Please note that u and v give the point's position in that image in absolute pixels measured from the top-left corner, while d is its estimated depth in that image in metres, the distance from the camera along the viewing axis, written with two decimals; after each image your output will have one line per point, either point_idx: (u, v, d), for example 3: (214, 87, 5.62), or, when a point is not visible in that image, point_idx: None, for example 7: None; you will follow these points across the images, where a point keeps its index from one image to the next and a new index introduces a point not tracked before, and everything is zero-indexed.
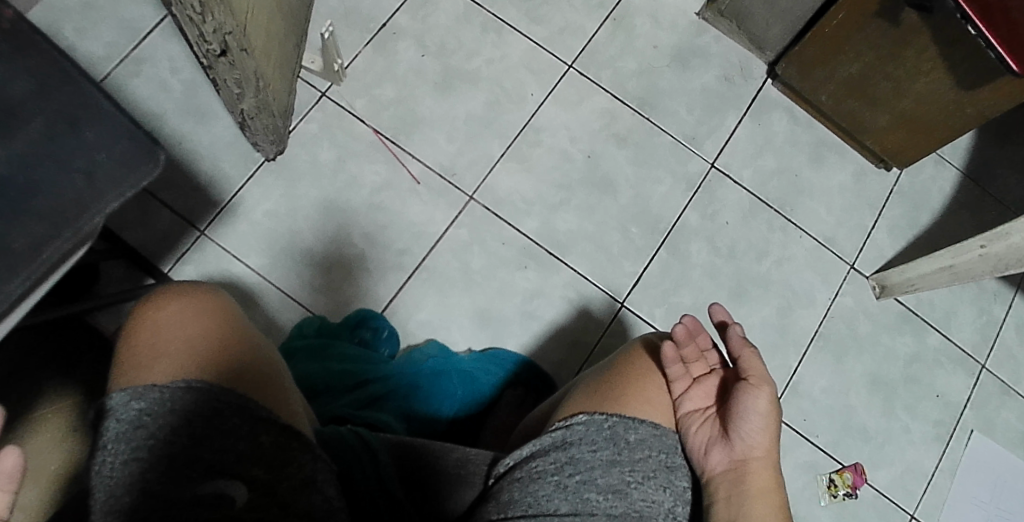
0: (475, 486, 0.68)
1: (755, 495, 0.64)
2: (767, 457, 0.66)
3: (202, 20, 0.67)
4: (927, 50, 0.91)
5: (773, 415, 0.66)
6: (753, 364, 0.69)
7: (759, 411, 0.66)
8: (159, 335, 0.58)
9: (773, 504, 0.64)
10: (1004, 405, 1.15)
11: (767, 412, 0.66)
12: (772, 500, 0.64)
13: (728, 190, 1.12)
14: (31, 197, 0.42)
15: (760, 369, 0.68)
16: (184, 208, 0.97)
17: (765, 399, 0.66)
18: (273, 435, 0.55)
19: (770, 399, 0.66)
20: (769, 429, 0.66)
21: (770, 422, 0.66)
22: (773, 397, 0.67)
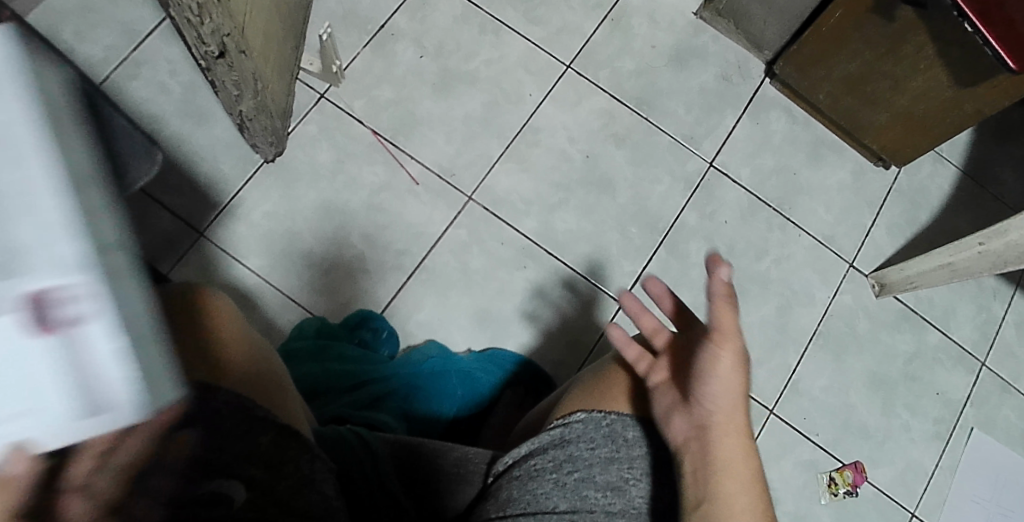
0: (475, 485, 0.68)
1: (725, 466, 0.60)
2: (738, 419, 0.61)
3: (200, 22, 0.67)
4: (923, 48, 0.92)
5: (738, 369, 0.61)
6: (724, 312, 0.60)
7: (721, 371, 0.60)
8: (224, 331, 0.58)
9: (746, 475, 0.60)
10: (1004, 403, 1.15)
11: (731, 368, 0.61)
12: (745, 469, 0.60)
13: (727, 189, 1.12)
14: (117, 157, 0.44)
15: (731, 320, 0.60)
16: (184, 210, 0.97)
17: (729, 357, 0.60)
18: (270, 434, 0.56)
19: (732, 357, 0.60)
20: (735, 389, 0.61)
21: (736, 380, 0.61)
22: (738, 352, 0.60)
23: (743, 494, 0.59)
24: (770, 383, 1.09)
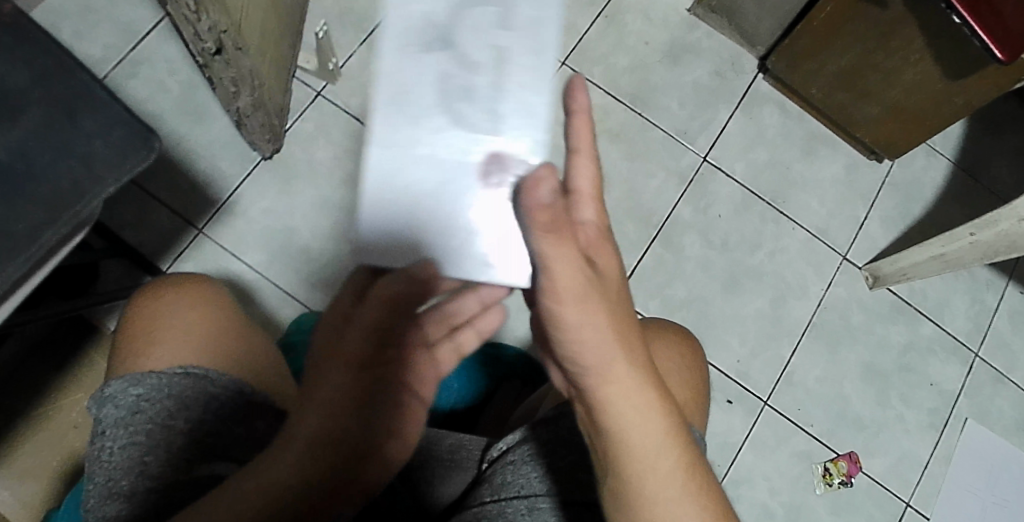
0: (469, 471, 0.69)
1: (620, 432, 0.51)
2: (625, 367, 0.51)
3: (197, 18, 0.68)
4: (913, 41, 0.93)
5: (596, 312, 0.50)
6: (547, 247, 0.49)
7: (575, 325, 0.50)
8: (218, 323, 0.63)
9: (651, 431, 0.51)
10: (998, 394, 1.16)
11: (589, 314, 0.50)
12: (650, 424, 0.51)
13: (721, 183, 1.13)
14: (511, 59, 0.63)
15: (561, 253, 0.49)
16: (183, 207, 0.99)
17: (574, 305, 0.50)
18: (268, 420, 0.59)
19: (581, 302, 0.49)
20: (607, 333, 0.50)
21: (602, 326, 0.50)
22: (582, 295, 0.49)
23: (655, 457, 0.51)
24: (764, 375, 1.10)
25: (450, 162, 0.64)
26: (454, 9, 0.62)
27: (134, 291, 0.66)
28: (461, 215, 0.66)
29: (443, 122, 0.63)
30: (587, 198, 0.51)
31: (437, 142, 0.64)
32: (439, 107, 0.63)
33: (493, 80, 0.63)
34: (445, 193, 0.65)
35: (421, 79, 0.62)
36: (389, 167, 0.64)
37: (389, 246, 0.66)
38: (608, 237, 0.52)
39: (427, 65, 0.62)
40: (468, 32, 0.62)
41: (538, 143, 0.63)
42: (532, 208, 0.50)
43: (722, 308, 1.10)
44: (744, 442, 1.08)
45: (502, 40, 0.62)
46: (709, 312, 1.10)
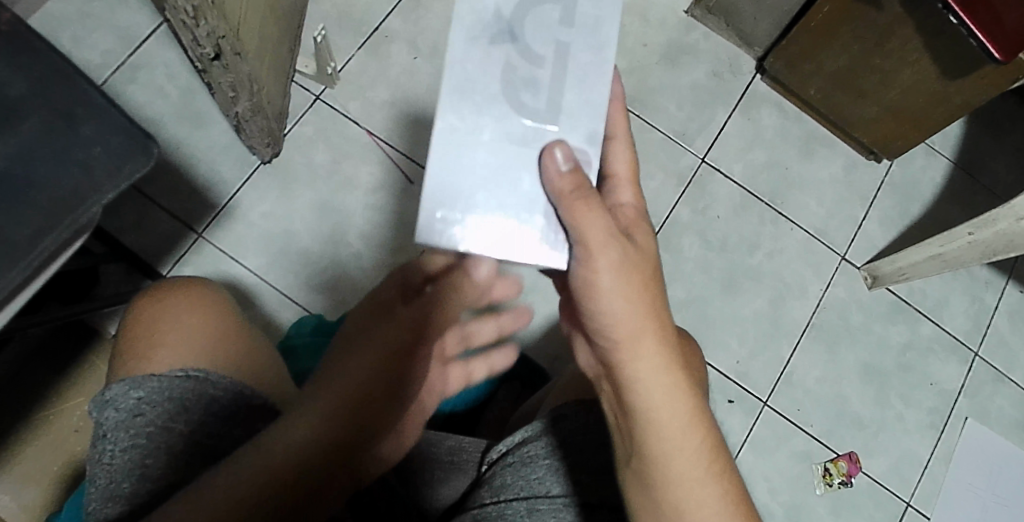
0: (468, 473, 0.69)
1: (647, 403, 0.57)
2: (650, 337, 0.57)
3: (195, 24, 0.68)
4: (911, 41, 0.93)
5: (627, 282, 0.57)
6: (578, 215, 0.57)
7: (608, 294, 0.57)
8: (219, 326, 0.63)
9: (676, 404, 0.57)
10: (998, 392, 1.16)
11: (618, 282, 0.57)
12: (672, 396, 0.57)
13: (719, 184, 1.14)
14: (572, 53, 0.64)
15: (593, 222, 0.57)
16: (182, 211, 1.00)
17: (609, 275, 0.57)
18: (268, 422, 0.60)
19: (611, 264, 0.57)
20: (634, 305, 0.57)
21: (631, 296, 0.57)
22: (614, 264, 0.57)
23: (678, 428, 0.57)
24: (764, 376, 1.10)
25: (512, 147, 0.63)
26: (521, 9, 0.63)
27: (134, 293, 0.65)
28: (523, 199, 0.63)
29: (506, 106, 0.63)
30: (623, 181, 0.65)
31: (500, 125, 0.63)
32: (503, 95, 0.63)
33: (557, 71, 0.63)
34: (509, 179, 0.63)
35: (487, 64, 0.62)
36: (456, 149, 0.63)
37: (449, 229, 0.63)
38: (644, 219, 0.63)
39: (492, 53, 0.62)
40: (531, 24, 0.63)
41: (597, 132, 0.64)
42: (553, 181, 0.60)
43: (721, 308, 1.11)
44: (744, 443, 1.08)
45: (566, 35, 0.64)
46: (708, 313, 1.10)
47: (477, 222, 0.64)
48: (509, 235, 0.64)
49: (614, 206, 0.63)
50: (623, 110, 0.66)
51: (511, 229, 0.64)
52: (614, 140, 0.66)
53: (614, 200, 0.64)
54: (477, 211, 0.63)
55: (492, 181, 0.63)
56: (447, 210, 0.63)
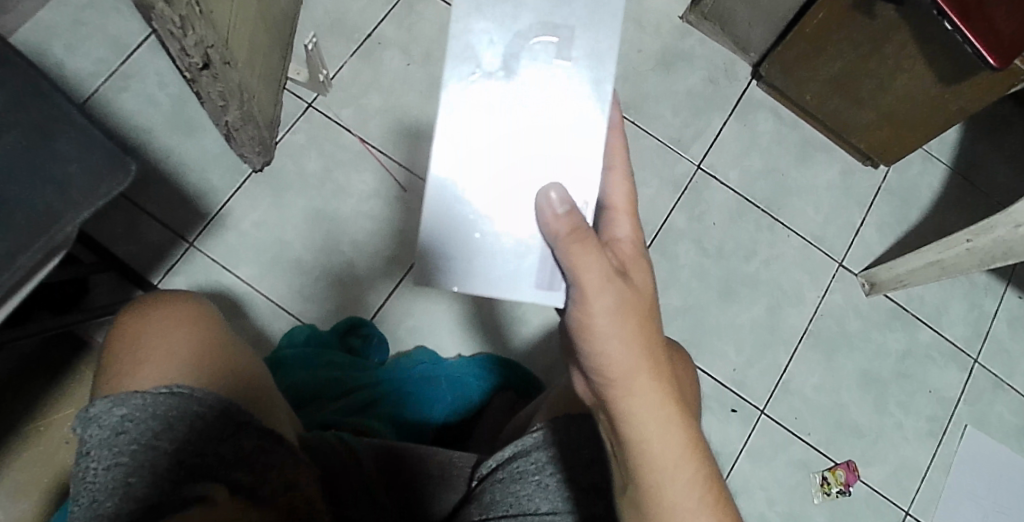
0: (457, 489, 0.70)
1: (642, 441, 0.55)
2: (647, 379, 0.56)
3: (182, 34, 0.67)
4: (907, 47, 0.92)
5: (624, 324, 0.55)
6: (575, 258, 0.56)
7: (604, 337, 0.56)
8: (209, 343, 0.63)
9: (672, 443, 0.56)
10: (997, 399, 1.15)
11: (614, 324, 0.55)
12: (668, 434, 0.55)
13: (715, 191, 1.13)
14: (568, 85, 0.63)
15: (590, 264, 0.55)
16: (173, 220, 0.99)
17: (606, 318, 0.55)
18: (254, 440, 0.59)
19: (610, 305, 0.55)
20: (630, 346, 0.55)
21: (629, 338, 0.55)
22: (610, 308, 0.55)
23: (673, 467, 0.55)
24: (761, 384, 1.09)
25: (503, 181, 0.64)
26: (514, 41, 0.62)
27: (120, 308, 0.64)
28: (515, 239, 0.64)
29: (499, 146, 0.63)
30: (622, 214, 0.62)
31: (493, 165, 0.63)
32: (495, 128, 0.63)
33: (551, 107, 0.63)
34: (503, 217, 0.64)
35: (481, 105, 0.63)
36: (450, 188, 0.64)
37: (444, 266, 0.65)
38: (642, 254, 0.60)
39: (486, 91, 0.63)
40: (525, 61, 0.63)
41: (591, 167, 0.63)
42: (550, 224, 0.59)
43: (718, 316, 1.10)
44: (741, 452, 1.07)
45: (561, 70, 0.63)
46: (705, 321, 1.09)
47: (473, 259, 0.65)
48: (503, 271, 0.65)
49: (609, 242, 0.60)
50: (622, 140, 0.65)
51: (504, 267, 0.65)
52: (614, 170, 0.64)
53: (610, 235, 0.61)
54: (471, 249, 0.65)
55: (485, 219, 0.64)
56: (443, 248, 0.65)
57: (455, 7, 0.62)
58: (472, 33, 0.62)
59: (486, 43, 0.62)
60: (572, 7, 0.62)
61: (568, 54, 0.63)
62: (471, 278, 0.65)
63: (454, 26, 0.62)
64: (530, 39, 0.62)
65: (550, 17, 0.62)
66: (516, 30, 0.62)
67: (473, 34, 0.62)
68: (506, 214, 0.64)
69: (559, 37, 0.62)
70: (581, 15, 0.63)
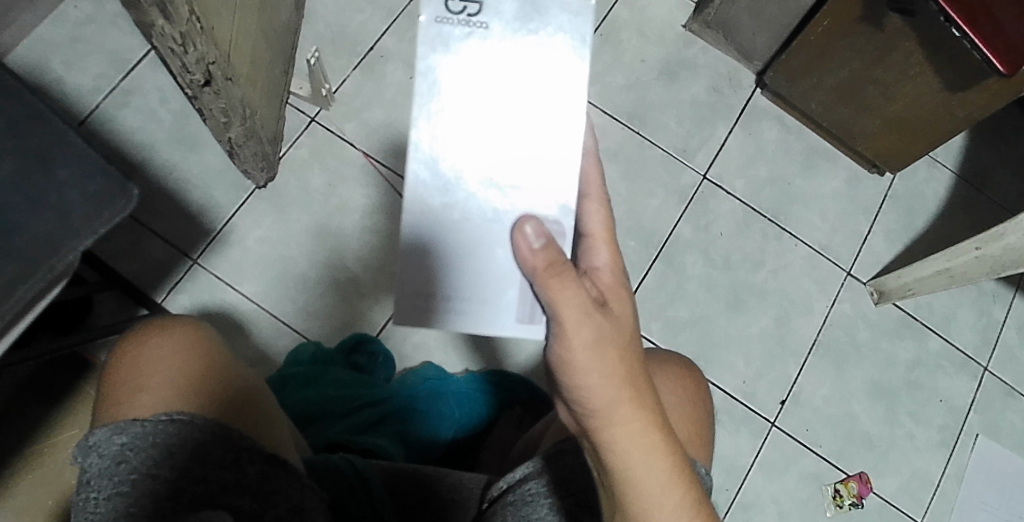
0: (469, 511, 0.69)
1: (627, 470, 0.54)
2: (631, 411, 0.54)
3: (184, 51, 0.66)
4: (914, 53, 0.90)
5: (604, 358, 0.53)
6: (553, 294, 0.53)
7: (585, 371, 0.53)
8: (186, 370, 0.61)
9: (658, 470, 0.55)
10: (1008, 408, 1.14)
11: (591, 357, 0.53)
12: (654, 462, 0.54)
13: (722, 201, 1.12)
14: (544, 117, 0.58)
15: (567, 299, 0.52)
16: (176, 237, 0.98)
17: (585, 352, 0.53)
18: (258, 465, 0.58)
19: (592, 338, 0.53)
20: (612, 377, 0.53)
21: (609, 371, 0.53)
22: (591, 342, 0.53)
23: (660, 493, 0.55)
24: (770, 396, 1.08)
25: (478, 219, 0.59)
26: (484, 75, 0.58)
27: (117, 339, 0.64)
28: (492, 275, 0.60)
29: (469, 179, 0.58)
30: (599, 241, 0.58)
31: (465, 201, 0.58)
32: (469, 165, 0.58)
33: (522, 138, 0.58)
34: (484, 252, 0.59)
35: (449, 141, 0.58)
36: (425, 229, 0.59)
37: (422, 307, 0.60)
38: (622, 284, 0.57)
39: (453, 127, 0.58)
40: (490, 92, 0.58)
41: (568, 198, 0.59)
42: (526, 259, 0.54)
43: (726, 327, 1.09)
44: (753, 464, 1.06)
45: (531, 101, 0.58)
46: (714, 333, 1.08)
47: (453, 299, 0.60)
48: (483, 306, 0.60)
49: (587, 271, 0.57)
50: (598, 167, 0.61)
51: (484, 302, 0.60)
52: (590, 198, 0.60)
53: (588, 264, 0.58)
54: (448, 288, 0.60)
55: (464, 253, 0.59)
56: (419, 286, 0.60)
57: (419, 44, 0.57)
58: (435, 68, 0.57)
59: (452, 77, 0.57)
60: (540, 36, 0.58)
61: (532, 83, 0.58)
62: (448, 316, 0.60)
63: (416, 60, 0.57)
64: (495, 71, 0.58)
65: (515, 49, 0.58)
66: (481, 62, 0.57)
67: (439, 69, 0.57)
68: (485, 249, 0.59)
69: (526, 68, 0.58)
70: (550, 43, 0.58)
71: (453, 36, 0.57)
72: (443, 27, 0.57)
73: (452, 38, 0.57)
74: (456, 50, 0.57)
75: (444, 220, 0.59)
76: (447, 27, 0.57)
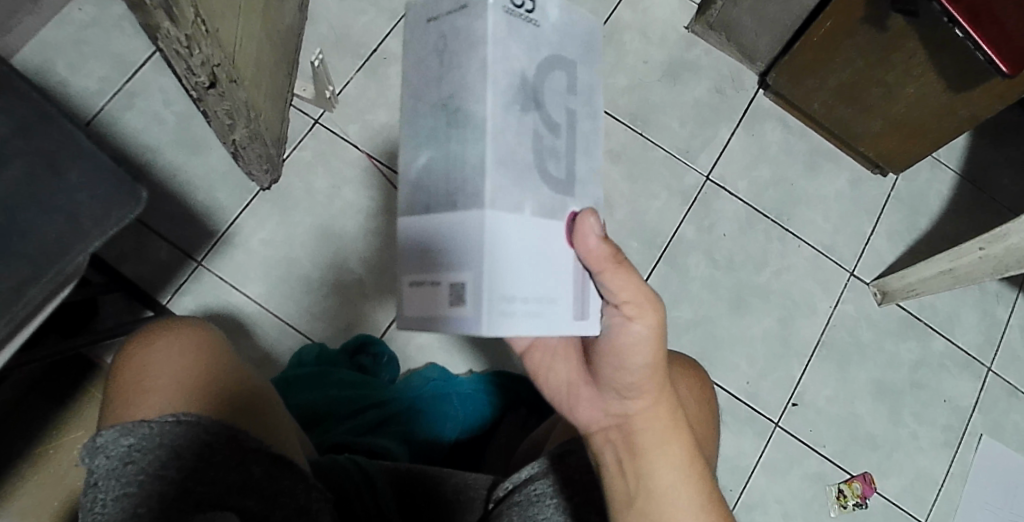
0: (476, 511, 0.70)
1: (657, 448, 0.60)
2: (661, 406, 0.60)
3: (189, 53, 0.66)
4: (916, 54, 0.90)
5: (660, 340, 0.57)
6: (620, 279, 0.54)
7: (642, 351, 0.57)
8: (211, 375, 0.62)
9: (680, 450, 0.60)
10: (1012, 408, 1.14)
11: (639, 350, 0.57)
12: (676, 446, 0.60)
13: (725, 202, 1.12)
14: (580, 119, 0.54)
15: (631, 283, 0.55)
16: (181, 239, 0.98)
17: (646, 332, 0.56)
18: (264, 466, 0.58)
19: (654, 322, 0.56)
20: (653, 370, 0.58)
21: (660, 354, 0.58)
22: (654, 323, 0.56)
23: (688, 471, 0.59)
24: (774, 397, 1.08)
25: (541, 219, 0.52)
26: (536, 72, 0.51)
27: (135, 353, 0.62)
28: (548, 277, 0.52)
29: (534, 175, 0.51)
30: None
31: (540, 200, 0.51)
32: (533, 163, 0.51)
33: (571, 136, 0.54)
34: (546, 251, 0.52)
35: (515, 135, 0.50)
36: (504, 232, 0.49)
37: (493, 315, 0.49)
38: None
39: (525, 123, 0.50)
40: (545, 90, 0.52)
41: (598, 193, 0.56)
42: (592, 249, 0.53)
43: (729, 327, 1.09)
44: (757, 465, 1.06)
45: (574, 99, 0.54)
46: (717, 334, 1.08)
47: (528, 311, 0.51)
48: (551, 312, 0.52)
49: None
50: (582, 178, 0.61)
51: (552, 304, 0.53)
52: None
53: None
54: (514, 291, 0.51)
55: (527, 253, 0.51)
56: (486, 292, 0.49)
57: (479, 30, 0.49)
58: (498, 57, 0.49)
59: (513, 68, 0.50)
60: (573, 38, 0.54)
61: (575, 84, 0.54)
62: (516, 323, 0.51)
63: (485, 47, 0.49)
64: (547, 67, 0.52)
65: (566, 47, 0.53)
66: (534, 55, 0.51)
67: (503, 59, 0.49)
68: (551, 247, 0.52)
69: (565, 69, 0.53)
70: (578, 48, 0.54)
71: (519, 30, 0.50)
72: (509, 21, 0.50)
73: (518, 32, 0.50)
74: (516, 39, 0.50)
75: (514, 219, 0.50)
76: (514, 20, 0.50)
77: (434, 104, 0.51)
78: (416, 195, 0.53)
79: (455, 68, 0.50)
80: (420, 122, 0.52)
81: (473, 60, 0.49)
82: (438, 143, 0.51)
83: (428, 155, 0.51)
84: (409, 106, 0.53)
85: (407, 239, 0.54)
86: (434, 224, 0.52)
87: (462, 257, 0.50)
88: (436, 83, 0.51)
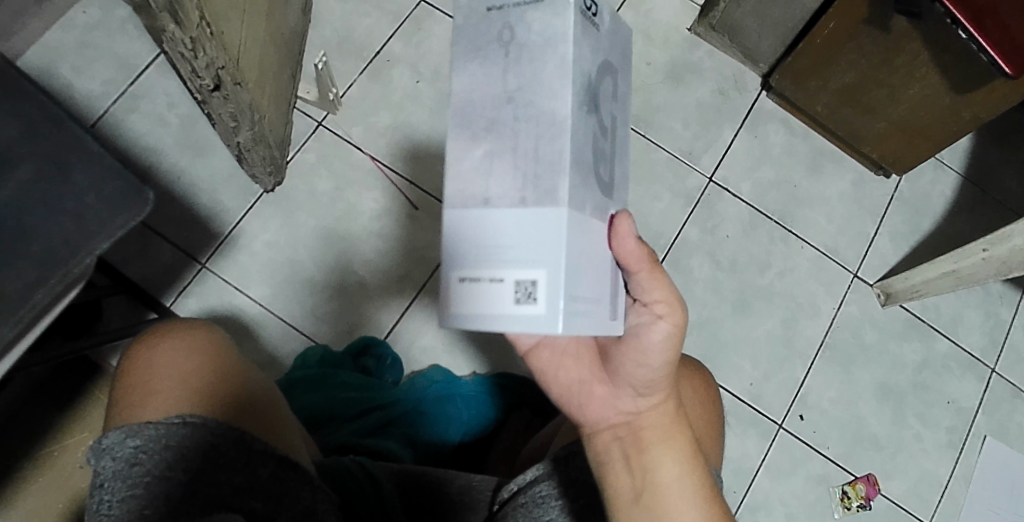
0: (480, 512, 0.70)
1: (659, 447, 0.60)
2: (670, 407, 0.62)
3: (193, 56, 0.66)
4: (919, 55, 0.90)
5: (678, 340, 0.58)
6: (654, 282, 0.55)
7: (661, 351, 0.57)
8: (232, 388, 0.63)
9: (681, 448, 0.60)
10: (1017, 409, 1.14)
11: (661, 351, 0.58)
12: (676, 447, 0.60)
13: (728, 203, 1.12)
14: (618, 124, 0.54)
15: (660, 285, 0.55)
16: (185, 242, 0.99)
17: (666, 332, 0.57)
18: (270, 468, 0.58)
19: (676, 325, 0.57)
20: (668, 370, 0.59)
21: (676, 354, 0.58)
22: (674, 325, 0.57)
23: (692, 472, 0.60)
24: (778, 398, 1.08)
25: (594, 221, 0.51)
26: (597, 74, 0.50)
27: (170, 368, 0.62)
28: (591, 277, 0.51)
29: (591, 177, 0.50)
30: None
31: (596, 202, 0.50)
32: (591, 166, 0.50)
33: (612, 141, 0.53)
34: (590, 255, 0.51)
35: (584, 136, 0.48)
36: (573, 231, 0.48)
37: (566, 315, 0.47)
38: None
39: (590, 123, 0.49)
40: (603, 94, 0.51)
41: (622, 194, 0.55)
42: (629, 251, 0.53)
43: (733, 328, 1.09)
44: (760, 466, 1.06)
45: (618, 106, 0.53)
46: (720, 335, 1.08)
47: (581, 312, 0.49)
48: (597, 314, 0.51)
49: None
50: None
51: (598, 305, 0.52)
52: None
53: None
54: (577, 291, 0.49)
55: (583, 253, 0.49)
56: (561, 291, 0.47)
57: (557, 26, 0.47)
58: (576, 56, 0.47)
59: (584, 69, 0.48)
60: (617, 43, 0.53)
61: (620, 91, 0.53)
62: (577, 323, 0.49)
63: (564, 44, 0.47)
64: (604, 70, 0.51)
65: (613, 53, 0.52)
66: (598, 58, 0.50)
67: (579, 59, 0.47)
68: (592, 247, 0.51)
69: (612, 74, 0.52)
70: (620, 54, 0.53)
71: (589, 33, 0.48)
72: (583, 22, 0.48)
73: (589, 34, 0.48)
74: (587, 41, 0.48)
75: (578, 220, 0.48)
76: (587, 21, 0.48)
77: (496, 95, 0.48)
78: (465, 188, 0.49)
79: (524, 63, 0.47)
80: (477, 113, 0.48)
81: (550, 56, 0.47)
82: (499, 137, 0.48)
83: (489, 148, 0.48)
84: (459, 94, 0.49)
85: (452, 234, 0.49)
86: (495, 222, 0.48)
87: (528, 256, 0.47)
88: (498, 74, 0.48)
